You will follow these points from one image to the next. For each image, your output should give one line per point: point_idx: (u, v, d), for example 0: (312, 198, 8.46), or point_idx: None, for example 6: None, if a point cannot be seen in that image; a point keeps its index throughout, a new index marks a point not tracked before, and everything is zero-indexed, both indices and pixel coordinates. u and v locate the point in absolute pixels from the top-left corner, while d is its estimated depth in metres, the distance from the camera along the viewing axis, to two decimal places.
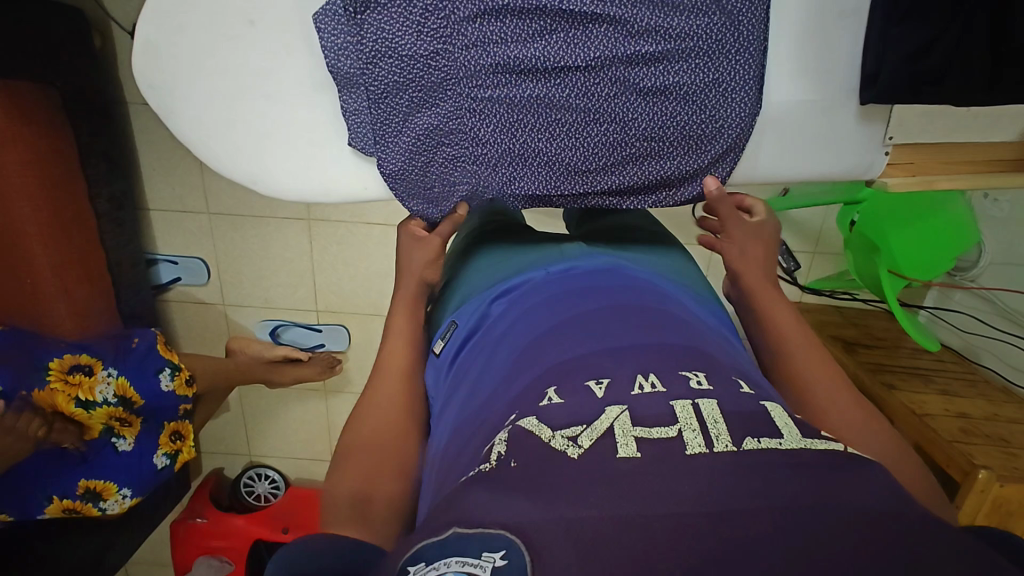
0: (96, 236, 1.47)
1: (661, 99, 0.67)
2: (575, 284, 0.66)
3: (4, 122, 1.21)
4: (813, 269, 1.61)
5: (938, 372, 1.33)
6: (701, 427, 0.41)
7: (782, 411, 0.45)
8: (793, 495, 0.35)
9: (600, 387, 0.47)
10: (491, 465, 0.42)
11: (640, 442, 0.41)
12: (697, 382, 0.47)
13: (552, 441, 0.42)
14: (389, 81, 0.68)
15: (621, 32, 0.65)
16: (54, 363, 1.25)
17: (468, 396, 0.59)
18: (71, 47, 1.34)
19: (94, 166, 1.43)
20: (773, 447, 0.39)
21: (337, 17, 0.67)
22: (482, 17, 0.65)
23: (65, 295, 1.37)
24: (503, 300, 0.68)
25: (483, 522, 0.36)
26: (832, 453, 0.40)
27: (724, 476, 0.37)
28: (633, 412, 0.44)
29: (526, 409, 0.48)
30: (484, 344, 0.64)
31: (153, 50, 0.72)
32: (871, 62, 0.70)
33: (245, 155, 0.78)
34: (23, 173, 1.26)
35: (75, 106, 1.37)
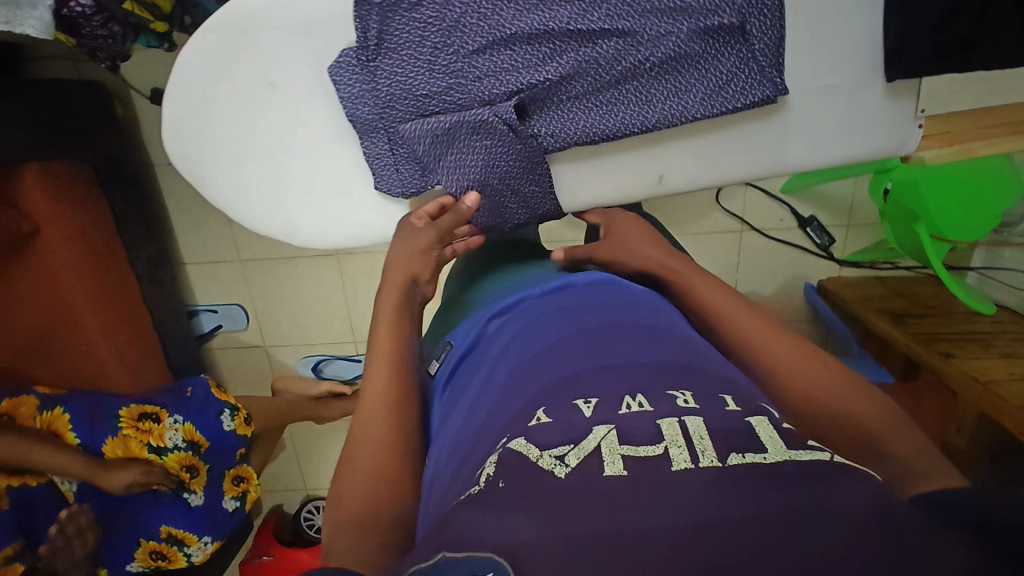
0: (139, 297, 1.52)
1: (675, 102, 0.69)
2: (566, 301, 0.66)
3: (50, 203, 1.29)
4: (848, 242, 1.57)
5: (998, 335, 1.27)
6: (687, 442, 0.42)
7: (766, 424, 0.45)
8: (777, 502, 0.36)
9: (588, 406, 0.48)
10: (479, 486, 0.43)
11: (627, 460, 0.41)
12: (683, 401, 0.47)
13: (540, 461, 0.42)
14: (410, 119, 0.71)
15: (632, 45, 0.67)
16: (123, 412, 1.35)
17: (467, 413, 0.57)
18: (95, 121, 1.40)
19: (130, 232, 1.49)
20: (758, 462, 0.40)
21: (351, 67, 0.70)
22: (491, 49, 0.67)
23: (117, 358, 1.43)
24: (500, 318, 0.70)
25: (469, 546, 0.37)
26: (816, 463, 0.40)
27: (707, 491, 0.38)
28: (620, 430, 0.44)
29: (516, 430, 0.48)
30: (479, 361, 0.65)
31: (181, 125, 0.75)
32: (893, 38, 0.67)
33: (278, 213, 0.81)
34: (70, 248, 1.33)
35: (108, 176, 1.43)
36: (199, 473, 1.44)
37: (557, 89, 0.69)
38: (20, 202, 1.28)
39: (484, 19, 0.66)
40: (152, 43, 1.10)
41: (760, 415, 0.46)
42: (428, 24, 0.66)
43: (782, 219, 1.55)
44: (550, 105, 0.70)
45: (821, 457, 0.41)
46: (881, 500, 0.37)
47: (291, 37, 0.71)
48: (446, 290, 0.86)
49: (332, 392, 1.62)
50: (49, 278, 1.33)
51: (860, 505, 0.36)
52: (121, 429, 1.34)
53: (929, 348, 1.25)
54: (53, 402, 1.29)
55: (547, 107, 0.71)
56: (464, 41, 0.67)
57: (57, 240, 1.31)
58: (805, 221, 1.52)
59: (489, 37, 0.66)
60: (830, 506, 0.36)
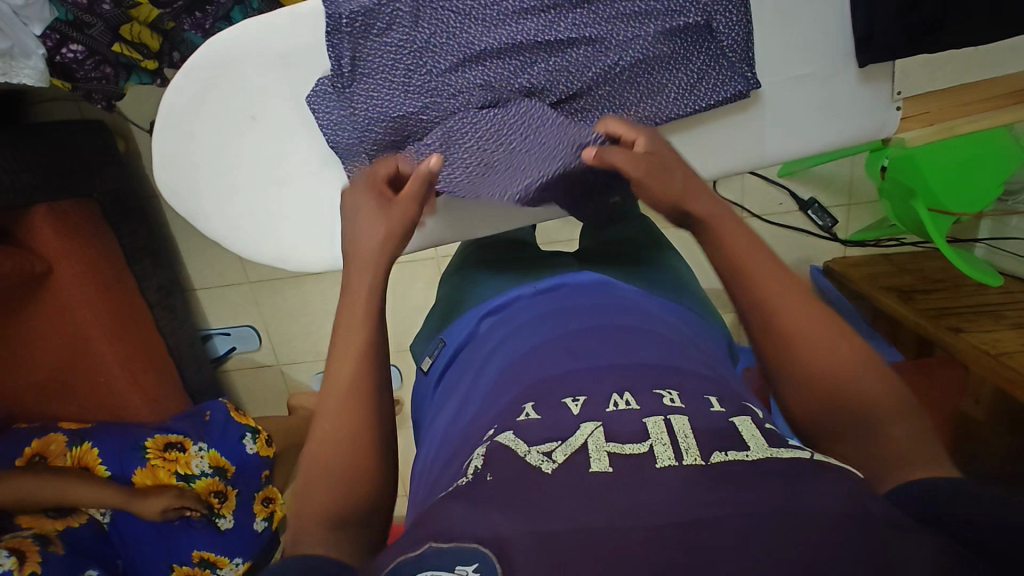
0: (152, 324, 1.55)
1: (651, 102, 0.70)
2: (557, 302, 0.67)
3: (60, 241, 1.33)
4: (850, 223, 1.55)
5: (1010, 307, 1.24)
6: (672, 441, 0.43)
7: (749, 422, 0.46)
8: (758, 500, 0.37)
9: (575, 404, 0.49)
10: (468, 479, 0.44)
11: (613, 456, 0.42)
12: (669, 400, 0.48)
13: (528, 456, 0.44)
14: (390, 140, 0.72)
15: (600, 50, 0.69)
16: (150, 443, 1.43)
17: (458, 411, 0.59)
18: (99, 159, 1.44)
19: (140, 263, 1.53)
20: (738, 459, 0.41)
21: (328, 94, 0.72)
22: (463, 66, 0.69)
23: (135, 387, 1.47)
24: (491, 319, 0.71)
25: (456, 538, 0.38)
26: (796, 462, 0.41)
27: (688, 487, 0.39)
28: (607, 428, 0.46)
29: (505, 426, 0.49)
30: (472, 361, 0.67)
31: (171, 160, 0.77)
32: (862, 24, 0.69)
33: (270, 240, 0.83)
34: (82, 282, 1.36)
35: (113, 211, 1.46)
36: (228, 497, 1.48)
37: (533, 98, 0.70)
38: (34, 243, 1.32)
39: (454, 38, 0.68)
40: (145, 80, 1.09)
41: (744, 414, 0.48)
42: (400, 48, 0.69)
43: (780, 204, 1.54)
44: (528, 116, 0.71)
45: (801, 455, 0.42)
46: (853, 494, 0.38)
47: (271, 68, 0.73)
48: (438, 291, 0.87)
49: None
50: (64, 314, 1.37)
51: (838, 503, 0.37)
52: (150, 460, 1.42)
53: (938, 322, 1.23)
54: (82, 439, 1.42)
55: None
56: (437, 61, 0.69)
57: (70, 278, 1.35)
58: (806, 203, 1.51)
59: (460, 55, 0.68)
60: (805, 503, 0.37)
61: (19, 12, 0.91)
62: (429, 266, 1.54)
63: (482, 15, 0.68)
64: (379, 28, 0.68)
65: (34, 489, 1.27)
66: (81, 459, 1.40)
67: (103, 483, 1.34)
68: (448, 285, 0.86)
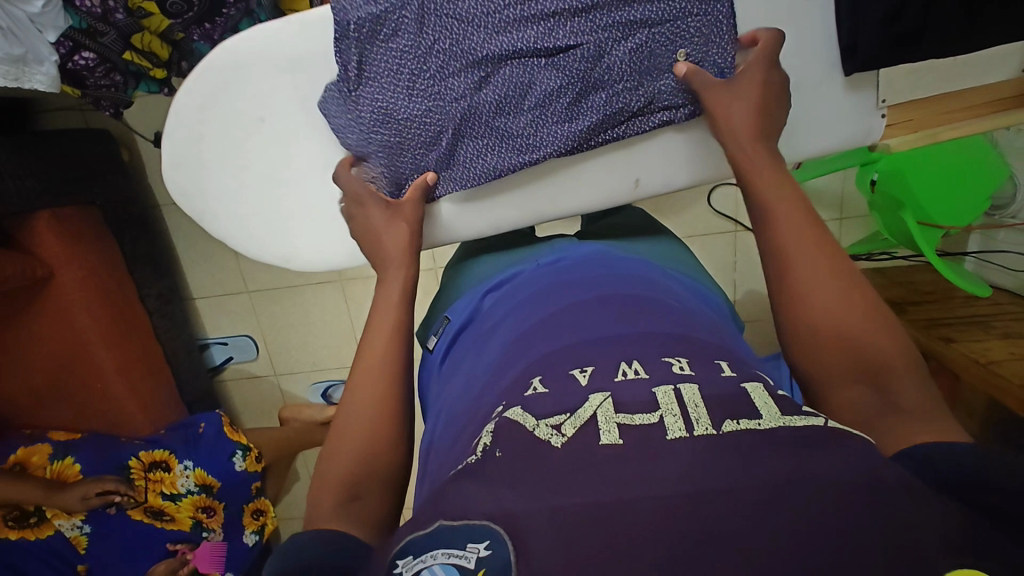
0: (151, 333, 1.56)
1: (644, 98, 0.73)
2: (559, 274, 0.70)
3: (59, 245, 1.34)
4: (843, 236, 1.58)
5: (996, 317, 1.26)
6: (682, 412, 0.44)
7: (762, 390, 0.47)
8: (771, 469, 0.38)
9: (583, 374, 0.51)
10: (476, 457, 0.45)
11: (622, 429, 0.44)
12: (679, 367, 0.50)
13: (537, 430, 0.45)
14: (395, 140, 0.75)
15: (595, 56, 0.71)
16: (133, 461, 1.46)
17: (465, 387, 0.62)
18: (101, 166, 1.46)
19: (140, 269, 1.54)
20: (751, 427, 0.42)
21: (337, 98, 0.75)
22: (465, 71, 0.72)
23: (133, 394, 1.48)
24: (494, 294, 0.74)
25: (466, 515, 0.40)
26: (808, 429, 0.42)
27: (697, 455, 0.40)
28: (616, 398, 0.47)
29: (513, 400, 0.50)
30: (477, 336, 0.69)
31: (179, 162, 0.80)
32: (847, 35, 0.72)
33: (275, 238, 0.84)
34: (80, 288, 1.37)
35: (116, 219, 1.49)
36: (216, 512, 1.55)
37: (533, 94, 0.73)
38: (35, 248, 1.33)
39: (456, 42, 0.71)
40: (153, 89, 1.13)
41: (754, 380, 0.49)
42: (405, 53, 0.72)
43: None
44: (526, 114, 0.74)
45: (817, 422, 0.43)
46: (863, 464, 0.39)
47: (283, 72, 0.77)
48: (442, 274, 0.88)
49: None
50: (60, 319, 1.37)
51: (845, 474, 0.38)
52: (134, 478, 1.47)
53: (929, 333, 1.23)
54: (65, 452, 1.44)
55: (523, 116, 0.74)
56: (440, 65, 0.72)
57: (71, 281, 1.36)
58: None
59: (463, 60, 0.72)
60: (813, 474, 0.38)
61: (35, 19, 0.93)
62: (429, 277, 1.55)
63: (482, 20, 0.71)
64: (385, 33, 0.71)
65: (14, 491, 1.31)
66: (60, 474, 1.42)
67: (72, 489, 1.38)
68: (454, 267, 0.88)
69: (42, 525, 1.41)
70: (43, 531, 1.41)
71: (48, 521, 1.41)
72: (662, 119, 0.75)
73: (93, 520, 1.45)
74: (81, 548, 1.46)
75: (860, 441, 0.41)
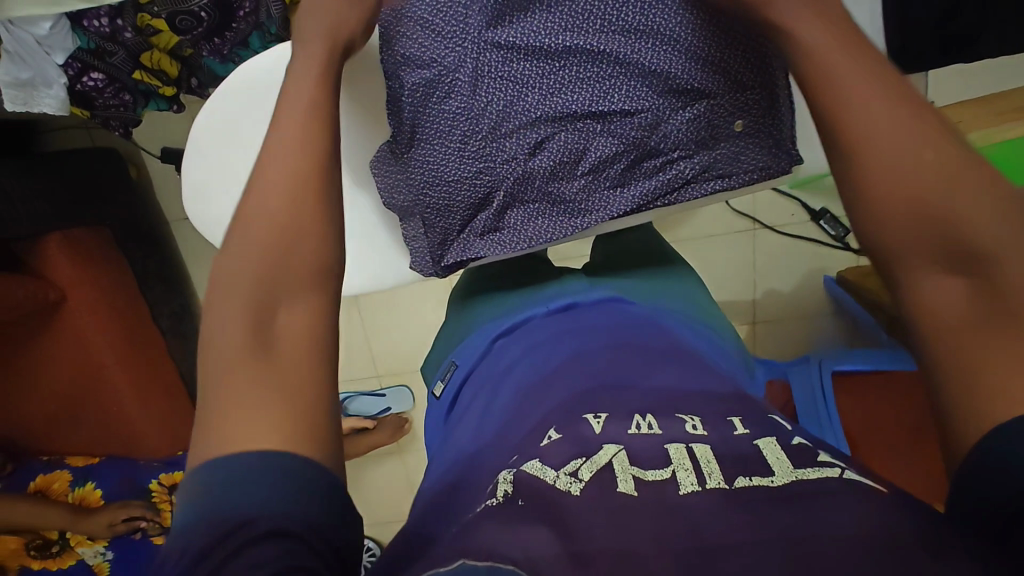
0: (163, 350, 1.52)
1: (701, 165, 0.70)
2: (570, 322, 0.69)
3: (73, 270, 1.32)
4: None
5: None
6: (694, 467, 0.42)
7: (773, 443, 0.45)
8: (788, 524, 0.36)
9: (598, 422, 0.48)
10: (497, 502, 0.41)
11: (638, 481, 0.41)
12: (692, 426, 0.48)
13: (556, 481, 0.41)
14: (441, 203, 0.72)
15: (653, 123, 0.68)
16: (154, 484, 1.46)
17: (472, 433, 0.59)
18: (110, 184, 1.43)
19: (151, 288, 1.52)
20: (763, 485, 0.39)
21: (386, 160, 0.76)
22: (518, 133, 0.68)
23: (151, 418, 1.46)
24: (503, 338, 0.72)
25: (490, 556, 0.34)
26: (825, 481, 0.39)
27: (713, 510, 0.38)
28: (629, 451, 0.44)
29: (528, 453, 0.47)
30: (486, 379, 0.67)
31: (199, 191, 0.78)
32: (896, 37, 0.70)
33: None
34: (92, 311, 1.35)
35: (127, 238, 1.47)
36: None
37: (588, 160, 0.69)
38: (47, 272, 1.32)
39: (511, 104, 0.68)
40: (162, 106, 1.10)
41: (767, 434, 0.47)
42: (457, 114, 0.68)
43: (793, 214, 1.56)
44: (580, 179, 0.71)
45: (830, 474, 0.41)
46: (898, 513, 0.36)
47: None
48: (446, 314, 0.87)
49: (355, 428, 1.59)
50: (74, 343, 1.36)
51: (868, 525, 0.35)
52: (157, 500, 1.46)
53: None
54: (85, 478, 1.46)
55: (575, 180, 0.71)
56: (491, 127, 0.68)
57: (84, 305, 1.34)
58: (819, 213, 1.53)
59: (516, 122, 0.68)
60: (831, 525, 0.35)
61: (42, 42, 0.90)
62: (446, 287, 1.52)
63: (538, 82, 0.68)
64: (438, 96, 0.68)
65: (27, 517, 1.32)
66: (83, 499, 1.44)
67: (91, 514, 1.38)
68: (456, 308, 0.87)
69: (64, 553, 1.41)
70: (66, 560, 1.41)
71: (71, 549, 1.40)
72: (717, 186, 0.72)
73: (116, 547, 1.43)
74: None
75: (883, 491, 0.39)
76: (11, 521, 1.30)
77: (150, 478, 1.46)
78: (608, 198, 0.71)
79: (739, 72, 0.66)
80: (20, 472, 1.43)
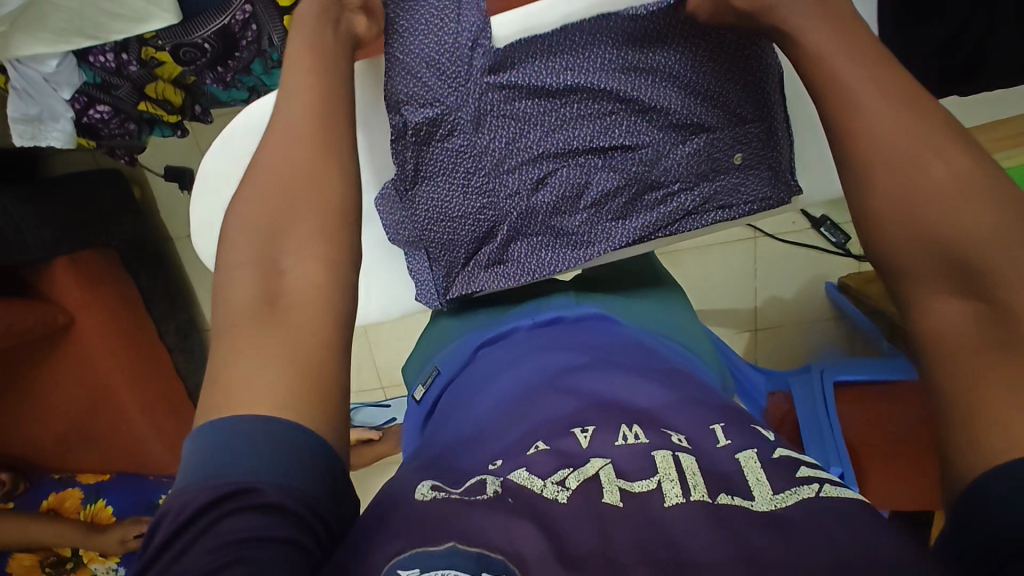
0: (173, 370, 1.55)
1: (702, 197, 0.70)
2: (555, 336, 0.69)
3: (81, 292, 1.34)
4: None
5: None
6: (680, 477, 0.43)
7: (754, 458, 0.44)
8: (768, 543, 0.36)
9: (585, 435, 0.49)
10: (488, 497, 0.42)
11: (623, 492, 0.42)
12: (678, 438, 0.48)
13: (543, 490, 0.43)
14: (446, 237, 0.73)
15: (652, 156, 0.69)
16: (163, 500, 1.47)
17: (450, 433, 0.59)
18: (117, 208, 1.45)
19: (158, 306, 1.54)
20: (743, 506, 0.40)
21: (391, 197, 0.77)
22: (521, 168, 0.70)
23: (158, 435, 1.47)
24: (488, 347, 0.73)
25: (480, 543, 0.37)
26: (803, 505, 0.40)
27: (696, 524, 0.39)
28: (617, 465, 0.45)
29: (514, 462, 0.47)
30: (468, 386, 0.68)
31: (208, 226, 0.79)
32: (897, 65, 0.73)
33: None
34: (104, 332, 1.37)
35: (131, 257, 1.48)
36: None
37: (590, 194, 0.71)
38: (57, 297, 1.33)
39: (514, 141, 0.69)
40: (166, 133, 1.11)
41: (750, 447, 0.46)
42: (462, 152, 0.69)
43: (795, 222, 1.56)
44: (582, 212, 0.72)
45: (807, 493, 0.40)
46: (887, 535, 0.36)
47: None
48: (433, 318, 0.88)
49: (359, 439, 1.60)
50: (82, 363, 1.37)
51: (846, 545, 0.35)
52: None
53: None
54: (97, 495, 1.48)
55: (578, 214, 0.72)
56: (495, 164, 0.70)
57: (94, 326, 1.36)
58: (819, 220, 1.54)
59: (519, 158, 0.70)
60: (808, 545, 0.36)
61: (49, 79, 0.91)
62: None
63: (540, 119, 0.69)
64: (442, 134, 0.69)
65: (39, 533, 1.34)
66: (95, 516, 1.47)
67: (103, 531, 1.40)
68: (444, 315, 0.86)
69: (79, 569, 1.43)
70: None
71: (84, 566, 1.42)
72: (719, 217, 0.72)
73: (127, 563, 1.45)
74: None
75: (862, 506, 0.39)
76: (23, 538, 1.32)
77: (159, 494, 1.48)
78: (611, 230, 0.72)
79: (736, 106, 0.68)
80: (34, 487, 1.46)
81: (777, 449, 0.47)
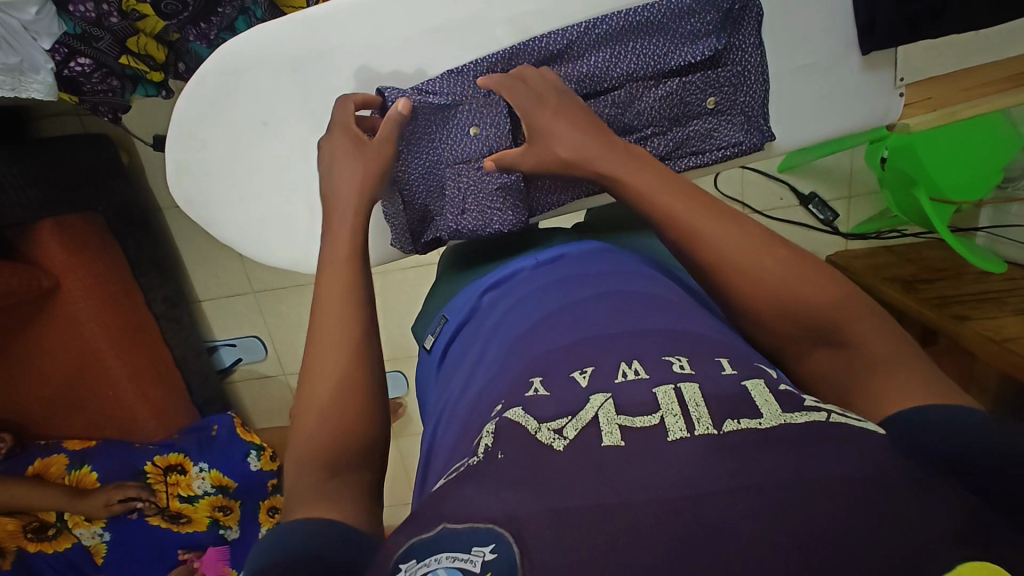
0: (160, 338, 1.56)
1: (674, 141, 0.76)
2: (563, 271, 0.65)
3: (71, 254, 1.35)
4: (852, 215, 1.56)
5: (1012, 293, 1.20)
6: (683, 411, 0.40)
7: (762, 386, 0.42)
8: (773, 470, 0.34)
9: (584, 376, 0.46)
10: (478, 458, 0.41)
11: (625, 430, 0.39)
12: (680, 366, 0.45)
13: (538, 434, 0.40)
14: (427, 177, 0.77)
15: (626, 100, 0.74)
16: (149, 466, 1.49)
17: (464, 387, 0.58)
18: (104, 173, 1.44)
19: (145, 274, 1.53)
20: (751, 428, 0.38)
21: None
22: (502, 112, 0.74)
23: (144, 400, 1.49)
24: (493, 292, 0.69)
25: (470, 517, 0.35)
26: (814, 426, 0.38)
27: (704, 458, 0.36)
28: (618, 399, 0.42)
29: (513, 402, 0.46)
30: (477, 333, 0.65)
31: (186, 171, 0.82)
32: (864, 14, 0.76)
33: (285, 244, 0.88)
34: (87, 296, 1.37)
35: (118, 224, 1.47)
36: (232, 511, 1.54)
37: None
38: (42, 259, 1.33)
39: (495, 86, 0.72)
40: (150, 92, 1.11)
41: (758, 377, 0.44)
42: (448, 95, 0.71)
43: (782, 199, 1.54)
44: None
45: (817, 418, 0.39)
46: (886, 461, 0.35)
47: (280, 73, 0.78)
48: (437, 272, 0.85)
49: None
50: (72, 329, 1.38)
51: (853, 472, 0.34)
52: (153, 483, 1.49)
53: (941, 311, 1.18)
54: (81, 462, 1.47)
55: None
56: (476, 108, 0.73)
57: (79, 289, 1.36)
58: (807, 197, 1.51)
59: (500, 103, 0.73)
60: (813, 469, 0.34)
61: (28, 27, 0.92)
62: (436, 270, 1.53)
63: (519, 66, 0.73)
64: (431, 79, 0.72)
65: (23, 496, 1.34)
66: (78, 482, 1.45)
67: (89, 496, 1.41)
68: (447, 269, 0.83)
69: (60, 537, 1.43)
70: (60, 544, 1.44)
71: (68, 532, 1.43)
72: (692, 162, 0.78)
73: (112, 528, 1.46)
74: (99, 557, 1.49)
75: (871, 435, 0.37)
76: (8, 502, 1.32)
77: (145, 460, 1.49)
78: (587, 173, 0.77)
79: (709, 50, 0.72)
80: (19, 454, 1.44)
81: (781, 385, 0.44)
